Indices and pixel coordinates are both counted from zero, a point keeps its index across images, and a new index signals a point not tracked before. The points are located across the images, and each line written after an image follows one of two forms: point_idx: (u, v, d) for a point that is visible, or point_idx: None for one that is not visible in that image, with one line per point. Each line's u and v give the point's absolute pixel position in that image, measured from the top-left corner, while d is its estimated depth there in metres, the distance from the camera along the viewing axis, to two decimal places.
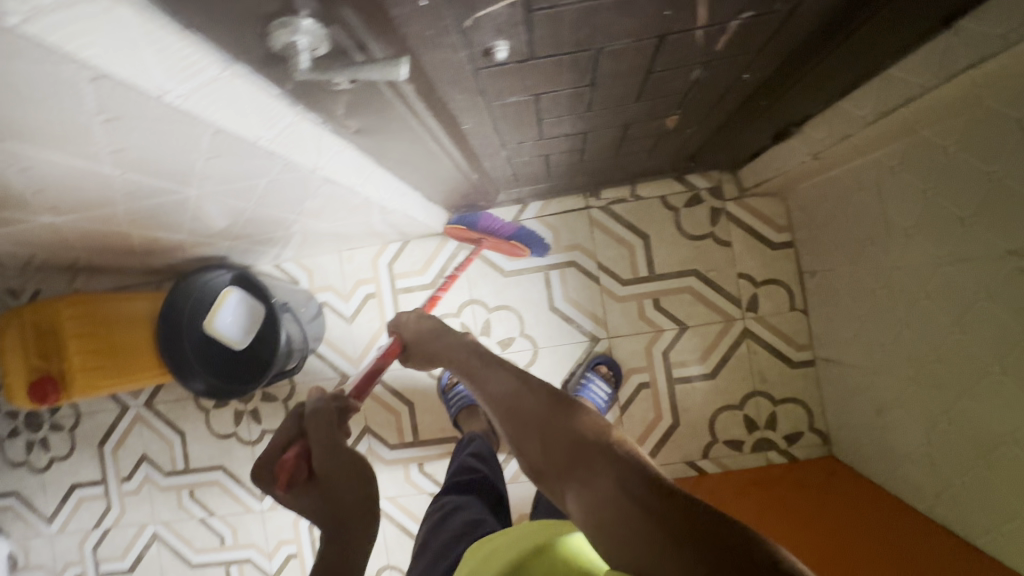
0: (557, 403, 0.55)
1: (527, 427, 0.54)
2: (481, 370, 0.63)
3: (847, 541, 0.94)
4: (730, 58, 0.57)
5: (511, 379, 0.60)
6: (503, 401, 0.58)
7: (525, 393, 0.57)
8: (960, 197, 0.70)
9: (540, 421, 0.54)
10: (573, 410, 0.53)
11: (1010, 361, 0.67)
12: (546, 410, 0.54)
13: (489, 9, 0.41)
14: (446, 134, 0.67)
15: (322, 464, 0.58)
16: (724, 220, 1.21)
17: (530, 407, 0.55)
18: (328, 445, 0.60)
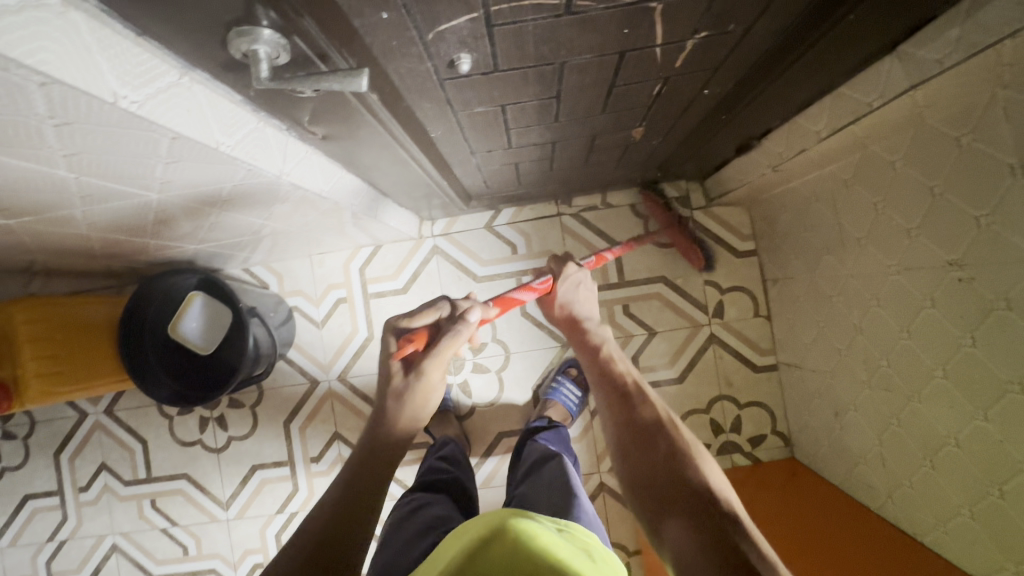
0: (702, 467, 0.67)
1: (667, 456, 0.68)
2: (645, 399, 0.78)
3: (806, 542, 0.97)
4: (688, 74, 0.59)
5: (678, 429, 0.73)
6: (657, 431, 0.72)
7: (682, 442, 0.70)
8: (905, 209, 0.75)
9: (680, 457, 0.67)
10: (713, 478, 0.66)
11: (952, 366, 0.71)
12: (691, 462, 0.67)
13: (449, 23, 0.42)
14: (416, 142, 0.68)
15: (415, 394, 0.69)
16: (691, 228, 1.24)
17: (678, 450, 0.69)
18: (434, 371, 0.69)
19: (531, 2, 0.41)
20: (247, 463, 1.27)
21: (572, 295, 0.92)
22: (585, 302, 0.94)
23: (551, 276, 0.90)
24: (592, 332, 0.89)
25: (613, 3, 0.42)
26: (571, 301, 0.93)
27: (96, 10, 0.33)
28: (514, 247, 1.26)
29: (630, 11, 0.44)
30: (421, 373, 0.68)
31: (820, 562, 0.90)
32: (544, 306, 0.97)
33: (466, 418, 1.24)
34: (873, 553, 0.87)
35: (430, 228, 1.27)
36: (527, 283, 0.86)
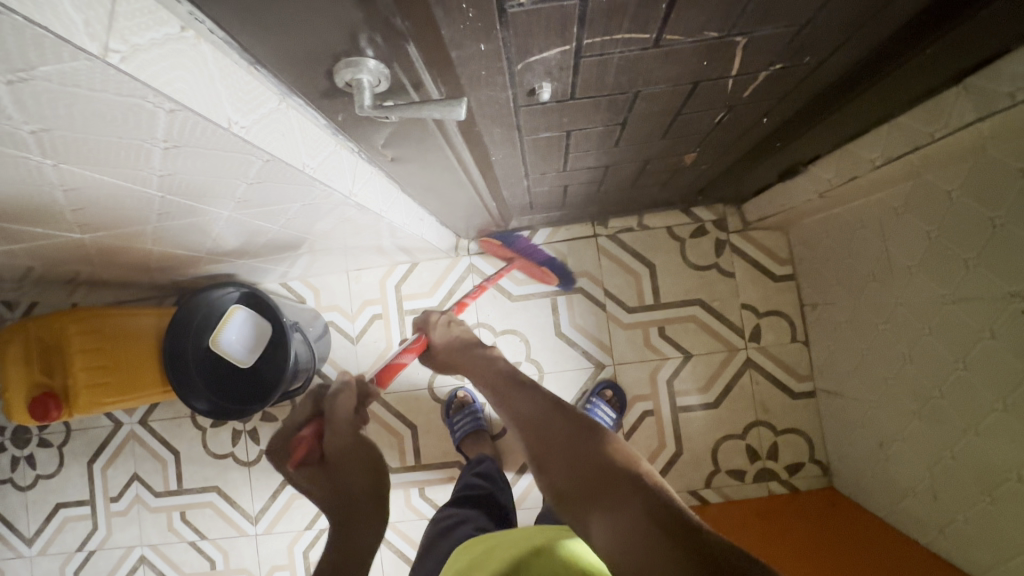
0: (589, 435, 0.56)
1: (557, 456, 0.55)
2: (530, 389, 0.67)
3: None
4: (750, 104, 0.61)
5: (549, 403, 0.63)
6: (531, 423, 0.61)
7: (564, 417, 0.60)
8: (962, 240, 0.74)
9: (572, 447, 0.55)
10: (613, 442, 0.55)
11: (1012, 399, 0.70)
12: (577, 435, 0.56)
13: (541, 55, 0.44)
14: (476, 164, 0.69)
15: (332, 448, 0.62)
16: (728, 252, 1.24)
17: (567, 431, 0.57)
18: (337, 441, 0.63)
19: (624, 35, 0.42)
20: (278, 477, 1.27)
21: (447, 335, 0.91)
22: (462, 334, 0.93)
23: (419, 335, 0.91)
24: (479, 353, 0.82)
25: (701, 37, 0.43)
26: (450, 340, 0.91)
27: (220, 44, 0.35)
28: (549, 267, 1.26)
29: (714, 45, 0.45)
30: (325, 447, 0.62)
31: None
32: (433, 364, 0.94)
33: (499, 437, 1.23)
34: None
35: (466, 247, 1.28)
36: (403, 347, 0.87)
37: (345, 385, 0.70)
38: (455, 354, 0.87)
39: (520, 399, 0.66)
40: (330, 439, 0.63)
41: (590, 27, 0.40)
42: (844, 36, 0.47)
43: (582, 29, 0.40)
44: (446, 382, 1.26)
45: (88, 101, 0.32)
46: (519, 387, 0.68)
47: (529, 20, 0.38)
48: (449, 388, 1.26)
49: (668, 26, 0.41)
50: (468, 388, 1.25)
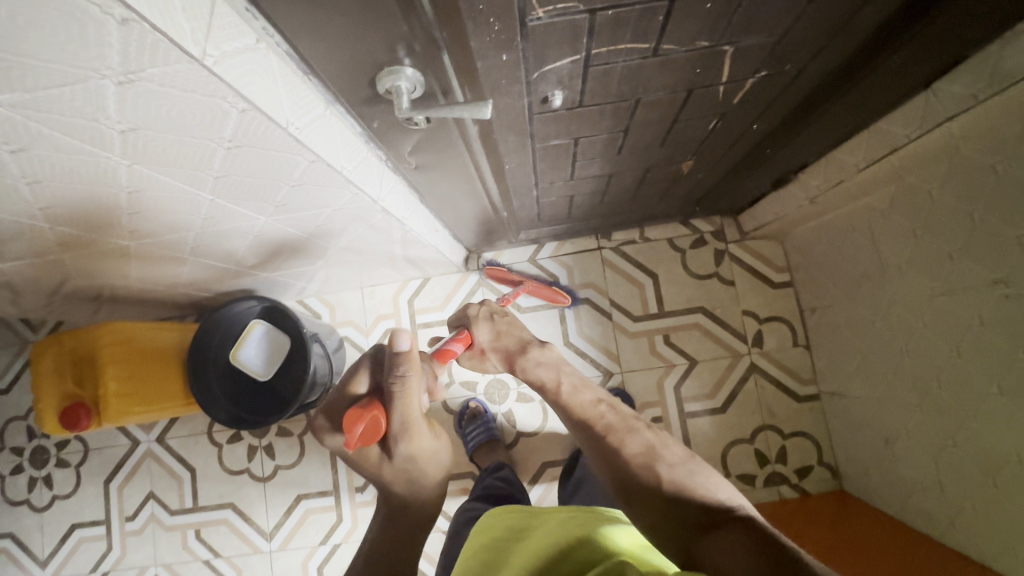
0: (689, 475, 0.65)
1: (659, 490, 0.63)
2: (612, 423, 0.76)
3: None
4: (741, 112, 0.67)
5: (646, 438, 0.72)
6: (634, 456, 0.69)
7: (663, 455, 0.69)
8: (944, 235, 0.79)
9: (677, 483, 0.64)
10: (711, 488, 0.63)
11: (1005, 383, 0.73)
12: (681, 475, 0.65)
13: (555, 64, 0.50)
14: (492, 172, 0.75)
15: (405, 444, 0.64)
16: (727, 261, 1.29)
17: (666, 466, 0.67)
18: (415, 440, 0.65)
19: (627, 45, 0.48)
20: (293, 493, 1.28)
21: (501, 333, 0.98)
22: (512, 330, 0.99)
23: (463, 330, 0.93)
24: (538, 357, 0.90)
25: (694, 46, 0.50)
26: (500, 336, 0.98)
27: (285, 53, 0.41)
28: (557, 279, 1.31)
29: (705, 53, 0.51)
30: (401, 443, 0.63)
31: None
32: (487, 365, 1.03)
33: (511, 447, 1.25)
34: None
35: (476, 261, 1.34)
36: (456, 337, 0.88)
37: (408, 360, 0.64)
38: (509, 358, 0.94)
39: (606, 436, 0.74)
40: (402, 437, 0.64)
41: (598, 38, 0.46)
42: (820, 45, 0.53)
43: (592, 39, 0.46)
44: (458, 394, 1.29)
45: (174, 100, 0.37)
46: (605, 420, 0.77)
47: (546, 32, 0.44)
48: (461, 400, 1.29)
49: (666, 36, 0.47)
50: (480, 399, 1.28)
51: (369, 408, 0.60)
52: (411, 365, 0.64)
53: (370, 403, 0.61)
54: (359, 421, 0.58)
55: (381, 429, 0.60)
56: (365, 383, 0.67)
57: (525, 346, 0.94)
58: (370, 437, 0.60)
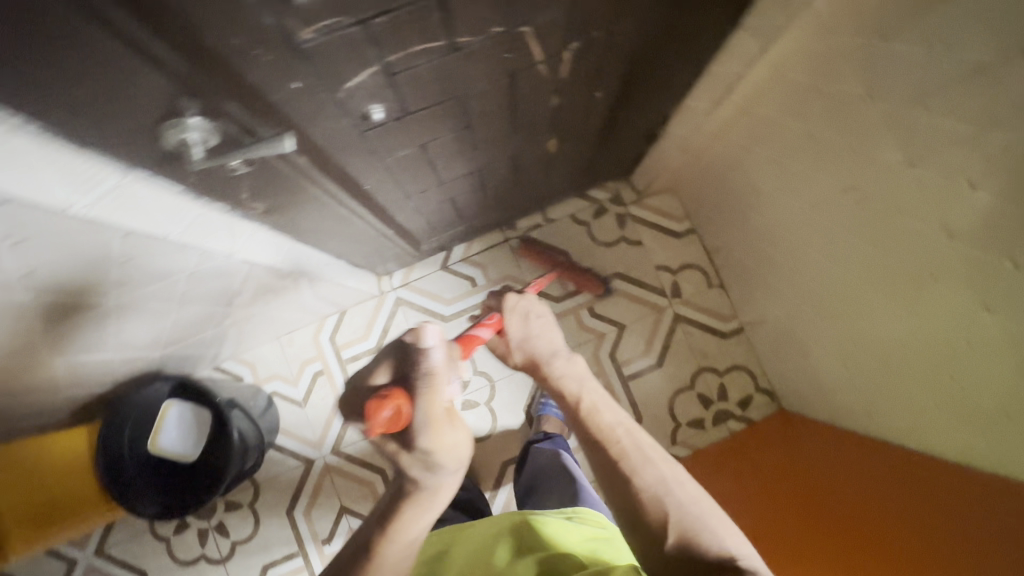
0: (702, 516, 0.65)
1: (667, 536, 0.63)
2: (620, 450, 0.71)
3: (832, 512, 0.93)
4: (575, 83, 0.68)
5: (660, 469, 0.69)
6: (646, 490, 0.67)
7: (675, 490, 0.67)
8: (797, 156, 0.84)
9: (687, 533, 0.63)
10: (722, 539, 0.63)
11: (879, 279, 0.79)
12: (692, 516, 0.65)
13: (356, 79, 0.48)
14: (353, 196, 0.73)
15: (429, 440, 0.59)
16: (630, 223, 1.33)
17: (676, 504, 0.65)
18: (436, 439, 0.59)
19: (421, 46, 0.47)
20: (257, 565, 1.22)
21: (525, 329, 0.91)
22: (537, 329, 0.92)
23: (495, 313, 0.92)
24: (557, 367, 0.84)
25: (490, 33, 0.49)
26: (528, 337, 0.91)
27: (39, 136, 0.38)
28: (473, 280, 1.31)
29: (505, 37, 0.51)
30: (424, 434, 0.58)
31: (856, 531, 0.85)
32: (502, 354, 0.95)
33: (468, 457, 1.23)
34: (892, 490, 0.84)
35: (389, 282, 1.31)
36: (482, 321, 0.90)
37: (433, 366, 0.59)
38: (530, 354, 0.88)
39: (608, 464, 0.70)
40: (424, 433, 0.59)
41: (385, 46, 0.45)
42: (615, 8, 0.55)
43: (379, 48, 0.45)
44: None
45: None
46: (613, 445, 0.71)
47: (326, 50, 0.43)
48: None
49: (455, 30, 0.47)
50: None
51: (394, 394, 0.56)
52: (434, 369, 0.59)
53: (394, 390, 0.57)
54: (390, 404, 0.55)
55: (402, 418, 0.57)
56: (387, 376, 0.63)
57: (554, 356, 0.87)
58: (394, 421, 0.56)
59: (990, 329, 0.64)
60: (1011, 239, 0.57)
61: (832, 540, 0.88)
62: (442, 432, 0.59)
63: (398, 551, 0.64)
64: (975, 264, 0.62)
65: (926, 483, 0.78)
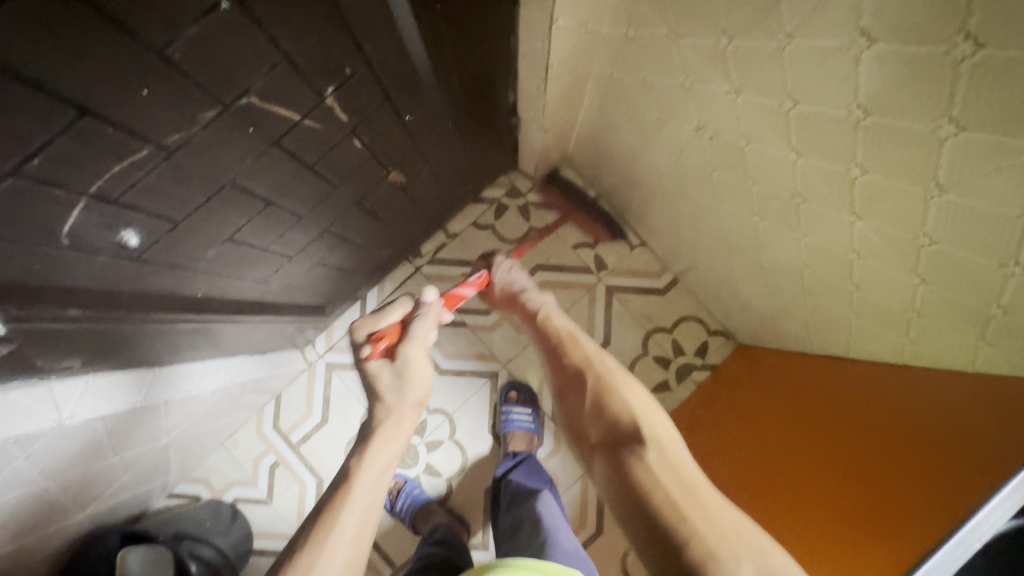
0: (616, 383, 0.65)
1: (585, 399, 0.65)
2: (562, 337, 0.74)
3: (805, 471, 0.84)
4: (371, 120, 0.63)
5: (586, 350, 0.70)
6: (572, 368, 0.69)
7: (601, 364, 0.68)
8: (646, 106, 0.80)
9: (600, 397, 0.64)
10: (632, 396, 0.63)
11: (760, 206, 0.75)
12: (610, 383, 0.65)
13: (72, 221, 0.42)
14: (187, 307, 0.67)
15: (407, 357, 0.66)
16: (534, 211, 1.28)
17: (597, 377, 0.66)
18: (416, 355, 0.67)
19: (123, 165, 0.41)
20: None
21: (508, 278, 0.92)
22: (519, 277, 0.92)
23: (481, 272, 0.93)
24: (530, 299, 0.85)
25: (203, 121, 0.43)
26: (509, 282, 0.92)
27: None
28: None
29: (230, 117, 0.45)
30: (405, 355, 0.67)
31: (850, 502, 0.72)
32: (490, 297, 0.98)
33: (448, 498, 1.18)
34: (858, 436, 0.76)
35: (313, 351, 1.25)
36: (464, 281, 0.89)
37: (431, 308, 0.72)
38: (511, 289, 0.90)
39: (552, 350, 0.74)
40: (407, 351, 0.67)
41: (72, 181, 0.39)
42: (350, 40, 0.49)
43: (65, 184, 0.39)
44: None
45: None
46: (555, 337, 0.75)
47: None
48: None
49: (155, 134, 0.41)
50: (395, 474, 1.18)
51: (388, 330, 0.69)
52: (431, 309, 0.72)
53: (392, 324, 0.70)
54: (387, 338, 0.67)
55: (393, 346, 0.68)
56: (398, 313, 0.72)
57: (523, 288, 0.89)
58: (385, 355, 0.67)
59: (866, 234, 0.60)
60: (849, 144, 0.53)
61: (816, 485, 0.80)
62: (422, 359, 0.68)
63: (355, 518, 0.54)
64: (829, 176, 0.58)
65: (885, 405, 0.73)
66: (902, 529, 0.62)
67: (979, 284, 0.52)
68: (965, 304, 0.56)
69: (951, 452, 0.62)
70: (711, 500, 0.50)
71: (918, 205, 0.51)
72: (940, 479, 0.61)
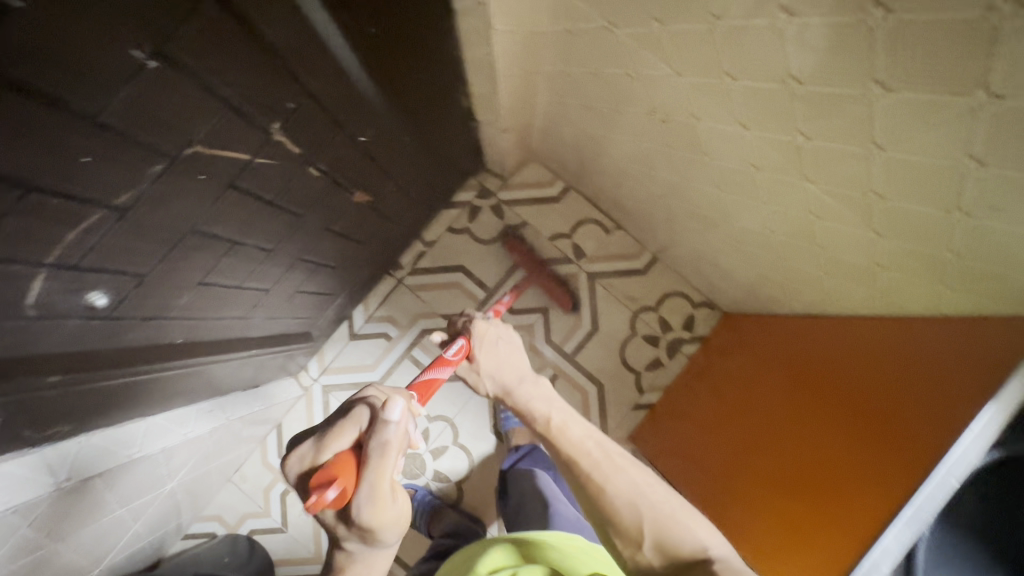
0: (674, 515, 0.61)
1: (641, 537, 0.60)
2: (592, 448, 0.68)
3: (780, 452, 0.86)
4: (326, 145, 0.63)
5: (631, 475, 0.65)
6: (617, 499, 0.62)
7: (646, 492, 0.63)
8: (597, 95, 0.80)
9: (659, 533, 0.59)
10: (706, 540, 0.58)
11: (720, 180, 0.77)
12: (665, 514, 0.61)
13: (36, 292, 0.43)
14: (170, 354, 0.68)
15: (366, 510, 0.52)
16: (507, 209, 1.29)
17: (650, 506, 0.61)
18: (375, 509, 0.52)
19: (78, 231, 0.42)
20: None
21: (492, 360, 0.88)
22: (510, 358, 0.88)
23: (461, 341, 0.88)
24: (525, 390, 0.80)
25: (152, 176, 0.44)
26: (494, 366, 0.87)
27: None
28: (387, 334, 1.26)
29: (179, 168, 0.45)
30: (361, 512, 0.52)
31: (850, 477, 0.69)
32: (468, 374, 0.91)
33: (460, 501, 1.20)
34: (839, 420, 0.75)
35: (308, 375, 1.26)
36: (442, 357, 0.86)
37: (395, 439, 0.53)
38: (500, 384, 0.84)
39: (568, 458, 0.68)
40: (363, 504, 0.52)
41: (29, 255, 0.40)
42: (288, 75, 0.49)
43: (22, 260, 0.39)
44: None
45: None
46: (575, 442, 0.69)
47: None
48: None
49: (105, 197, 0.41)
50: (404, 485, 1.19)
51: (333, 473, 0.51)
52: (395, 438, 0.53)
53: (336, 465, 0.51)
54: (334, 487, 0.49)
55: (348, 495, 0.52)
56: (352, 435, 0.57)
57: (520, 380, 0.82)
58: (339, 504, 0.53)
59: (820, 196, 0.62)
60: (790, 113, 0.54)
61: (792, 463, 0.82)
62: (385, 508, 0.54)
63: None
64: (778, 145, 0.60)
65: (866, 389, 0.72)
66: (874, 506, 0.62)
67: (930, 234, 0.54)
68: (921, 253, 0.57)
69: (900, 442, 0.63)
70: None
71: (862, 164, 0.53)
72: (895, 463, 0.63)
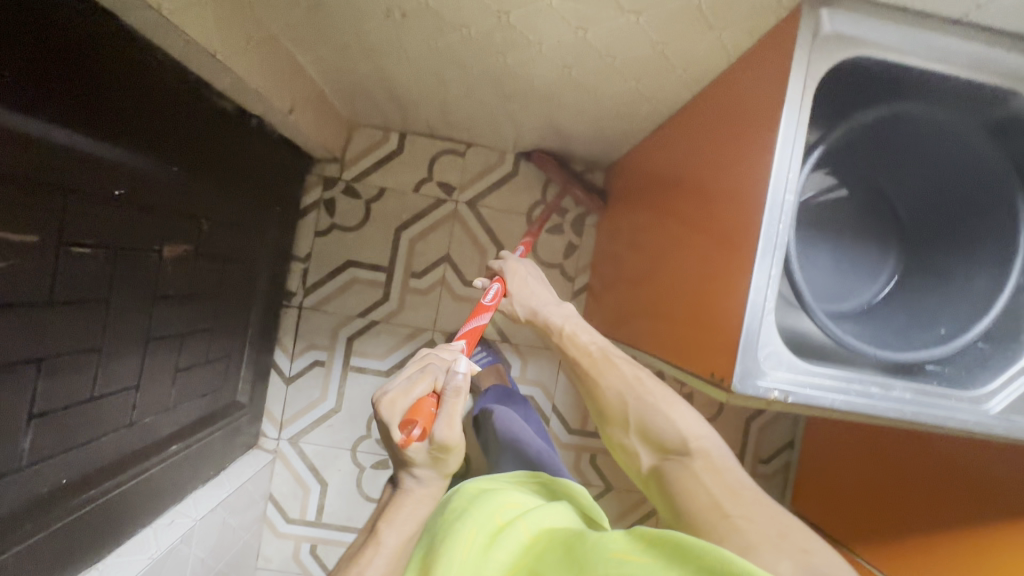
0: (657, 404, 0.63)
1: (627, 422, 0.64)
2: (598, 356, 0.69)
3: (663, 255, 0.83)
4: (76, 220, 0.57)
5: (623, 369, 0.67)
6: (609, 390, 0.66)
7: (638, 385, 0.65)
8: (339, 27, 0.74)
9: (640, 419, 0.63)
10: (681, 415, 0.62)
11: (493, 45, 0.73)
12: (650, 403, 0.63)
13: None
14: (61, 500, 0.63)
15: (442, 435, 0.53)
16: (360, 186, 1.23)
17: (637, 395, 0.64)
18: (448, 436, 0.54)
19: None
20: None
21: (524, 291, 0.80)
22: (541, 288, 0.80)
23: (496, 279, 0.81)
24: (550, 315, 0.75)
25: None
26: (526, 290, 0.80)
27: None
28: (317, 361, 1.22)
29: None
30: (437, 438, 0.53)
31: (707, 254, 0.65)
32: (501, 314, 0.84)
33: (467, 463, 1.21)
34: (699, 189, 0.71)
35: (270, 438, 1.22)
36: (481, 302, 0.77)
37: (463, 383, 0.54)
38: (528, 309, 0.79)
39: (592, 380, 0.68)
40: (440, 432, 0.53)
41: None
42: None
43: None
44: None
45: None
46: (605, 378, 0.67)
47: None
48: None
49: None
50: None
51: (421, 407, 0.53)
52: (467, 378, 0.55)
53: (420, 399, 0.54)
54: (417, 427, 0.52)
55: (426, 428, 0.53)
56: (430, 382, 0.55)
57: (547, 304, 0.77)
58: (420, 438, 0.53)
59: (567, 7, 0.59)
60: None
61: (669, 262, 0.79)
62: (456, 435, 0.54)
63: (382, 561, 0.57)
64: None
65: (712, 147, 0.68)
66: (728, 257, 0.59)
67: None
68: (676, 10, 0.56)
69: (738, 184, 0.59)
70: (760, 504, 0.54)
71: None
72: (736, 208, 0.59)
